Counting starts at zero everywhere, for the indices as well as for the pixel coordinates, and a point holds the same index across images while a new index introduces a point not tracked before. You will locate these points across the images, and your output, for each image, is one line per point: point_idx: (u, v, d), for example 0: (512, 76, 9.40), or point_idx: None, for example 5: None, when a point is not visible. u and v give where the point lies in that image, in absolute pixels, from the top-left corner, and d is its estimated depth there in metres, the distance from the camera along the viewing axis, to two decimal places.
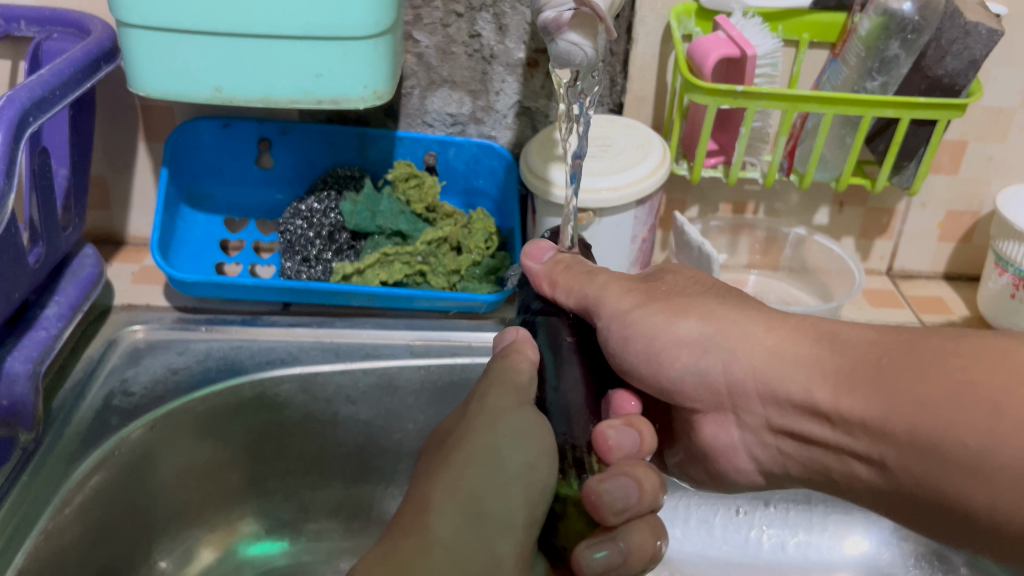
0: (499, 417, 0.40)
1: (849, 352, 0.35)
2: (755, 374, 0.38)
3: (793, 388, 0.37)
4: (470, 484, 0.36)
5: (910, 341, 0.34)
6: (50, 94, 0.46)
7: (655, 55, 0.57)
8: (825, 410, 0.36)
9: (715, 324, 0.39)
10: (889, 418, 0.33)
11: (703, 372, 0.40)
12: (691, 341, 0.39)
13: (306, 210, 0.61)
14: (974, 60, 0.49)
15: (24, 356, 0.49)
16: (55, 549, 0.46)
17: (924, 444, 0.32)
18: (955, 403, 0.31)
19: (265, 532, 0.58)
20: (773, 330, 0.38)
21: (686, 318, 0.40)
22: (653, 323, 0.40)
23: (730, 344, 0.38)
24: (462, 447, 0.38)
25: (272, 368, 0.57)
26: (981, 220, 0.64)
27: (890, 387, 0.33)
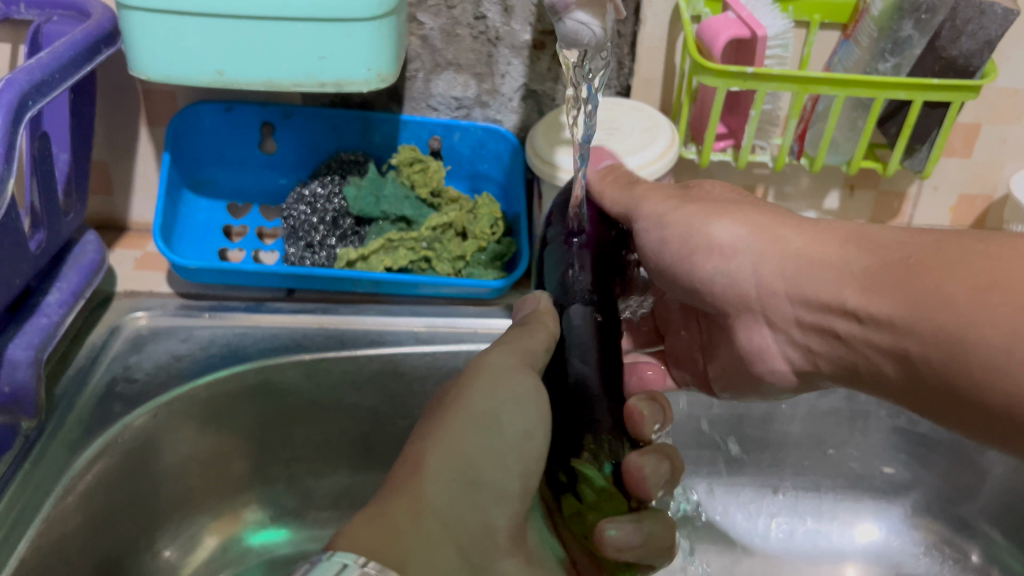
0: (501, 377, 0.39)
1: (878, 251, 0.35)
2: (785, 276, 0.38)
3: (824, 288, 0.37)
4: (466, 447, 0.36)
5: (940, 242, 0.34)
6: (50, 77, 0.46)
7: (663, 37, 0.56)
8: (853, 309, 0.36)
9: (752, 227, 0.40)
10: (913, 319, 0.33)
11: (731, 275, 0.40)
12: (724, 244, 0.40)
13: (310, 195, 0.60)
14: (989, 40, 0.48)
15: (25, 343, 0.48)
16: (56, 537, 0.46)
17: (946, 343, 0.32)
18: (982, 304, 0.31)
19: (271, 519, 0.58)
20: (805, 231, 0.38)
21: (721, 221, 0.40)
22: (692, 224, 0.41)
23: (759, 240, 0.39)
24: (464, 405, 0.38)
25: (277, 355, 0.56)
26: (994, 205, 0.64)
27: (917, 283, 0.33)
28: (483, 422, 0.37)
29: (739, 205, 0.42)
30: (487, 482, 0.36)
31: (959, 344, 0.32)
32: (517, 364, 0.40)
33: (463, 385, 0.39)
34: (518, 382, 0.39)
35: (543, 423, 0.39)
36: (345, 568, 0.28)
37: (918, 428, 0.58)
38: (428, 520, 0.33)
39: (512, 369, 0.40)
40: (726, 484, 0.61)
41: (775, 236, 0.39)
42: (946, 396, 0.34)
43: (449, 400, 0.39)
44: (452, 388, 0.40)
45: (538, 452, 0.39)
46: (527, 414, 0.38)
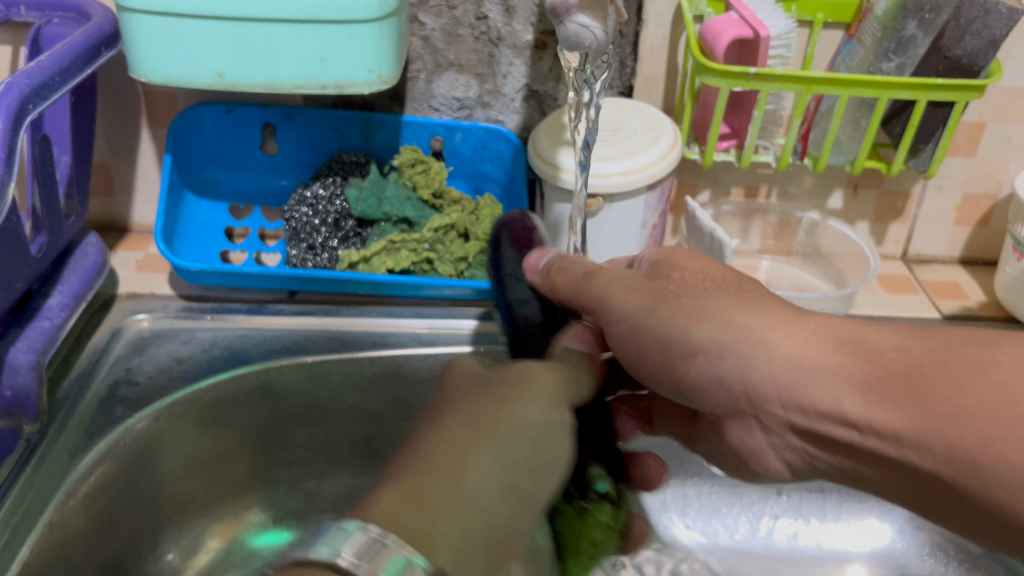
0: (555, 398, 0.36)
1: (877, 358, 0.32)
2: (779, 384, 0.34)
3: (820, 398, 0.33)
4: (513, 456, 0.33)
5: (939, 349, 0.32)
6: (50, 80, 0.45)
7: (666, 37, 0.56)
8: (853, 420, 0.33)
9: (735, 331, 0.35)
10: (923, 434, 0.31)
11: (720, 378, 0.36)
12: (706, 348, 0.36)
13: (312, 197, 0.60)
14: (994, 39, 0.48)
15: (27, 347, 0.48)
16: (59, 541, 0.46)
17: (961, 462, 0.30)
18: (997, 420, 0.29)
19: (273, 521, 0.57)
20: (792, 336, 0.34)
21: (701, 325, 0.36)
22: (669, 328, 0.37)
23: (748, 348, 0.35)
24: (514, 405, 0.34)
25: (278, 357, 0.56)
26: (999, 204, 0.63)
27: (925, 394, 0.31)
28: (533, 432, 0.34)
29: (716, 294, 0.37)
30: (524, 491, 0.33)
31: (975, 459, 0.30)
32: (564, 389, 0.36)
33: (511, 384, 0.35)
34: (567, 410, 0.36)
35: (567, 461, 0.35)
36: (350, 536, 0.27)
37: None
38: (461, 509, 0.30)
39: (562, 396, 0.36)
40: (729, 484, 0.61)
41: (756, 338, 0.35)
42: (971, 515, 0.31)
43: (498, 392, 0.35)
44: (496, 379, 0.36)
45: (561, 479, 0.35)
46: (567, 441, 0.35)
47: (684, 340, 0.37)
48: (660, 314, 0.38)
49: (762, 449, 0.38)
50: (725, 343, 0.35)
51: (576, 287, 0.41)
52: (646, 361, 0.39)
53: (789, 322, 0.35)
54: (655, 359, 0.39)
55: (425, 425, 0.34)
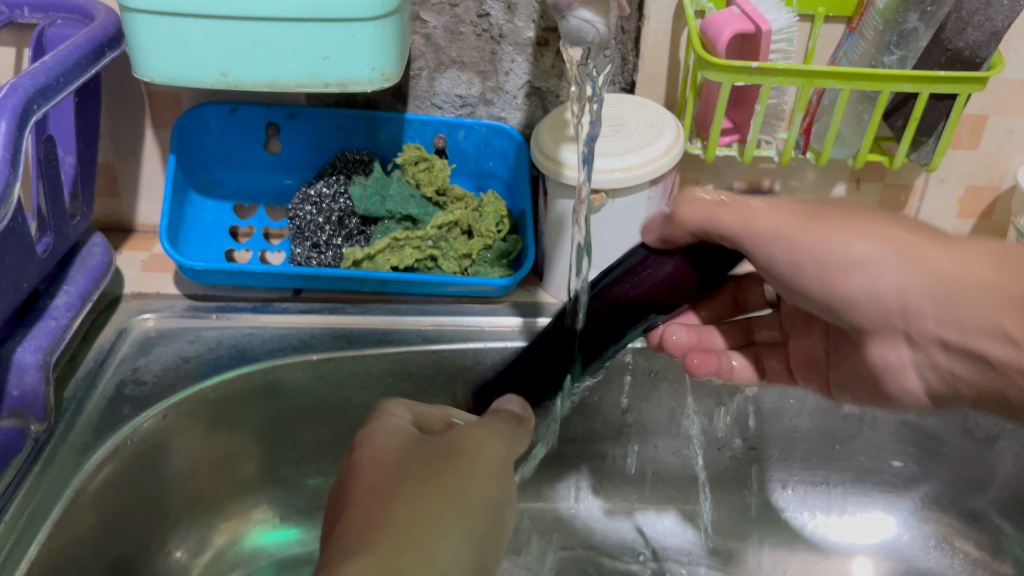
0: (501, 475, 0.37)
1: None
2: (934, 297, 0.35)
3: (977, 313, 0.34)
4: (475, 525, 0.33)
5: None
6: (55, 81, 0.46)
7: (667, 32, 0.56)
8: (1012, 337, 0.34)
9: (898, 245, 0.36)
10: None
11: (875, 294, 0.37)
12: (866, 262, 0.36)
13: (316, 195, 0.61)
14: (996, 31, 0.48)
15: (34, 347, 0.49)
16: (68, 540, 0.46)
17: None
18: None
19: (280, 519, 0.59)
20: (955, 255, 0.35)
21: (861, 238, 0.37)
22: (827, 244, 0.37)
23: (906, 262, 0.36)
24: (469, 482, 0.35)
25: (283, 355, 0.56)
26: (1002, 196, 0.63)
27: None
28: (492, 508, 0.34)
29: (870, 215, 0.38)
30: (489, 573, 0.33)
31: None
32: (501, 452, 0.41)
33: (469, 461, 0.36)
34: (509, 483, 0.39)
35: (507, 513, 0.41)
36: None
37: (925, 423, 0.57)
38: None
39: (503, 468, 0.38)
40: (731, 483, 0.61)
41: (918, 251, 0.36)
42: None
43: (452, 466, 0.35)
44: (445, 455, 0.36)
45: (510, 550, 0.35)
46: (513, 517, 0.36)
47: (836, 257, 0.37)
48: (812, 232, 0.38)
49: (904, 366, 0.39)
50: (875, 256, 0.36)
51: (707, 217, 0.40)
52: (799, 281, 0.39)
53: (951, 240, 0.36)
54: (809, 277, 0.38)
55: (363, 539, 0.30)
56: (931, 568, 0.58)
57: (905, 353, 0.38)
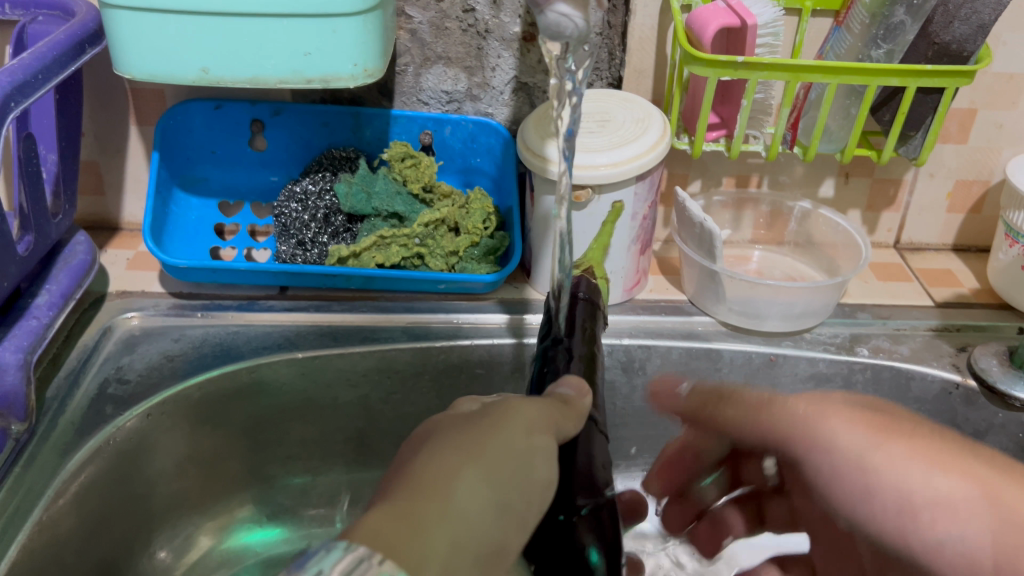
0: (534, 427, 0.36)
1: None
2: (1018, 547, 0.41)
3: None
4: (498, 477, 0.32)
5: None
6: (33, 78, 0.45)
7: (654, 27, 0.56)
8: None
9: (976, 484, 0.43)
10: None
11: (959, 539, 0.44)
12: (949, 499, 0.44)
13: (301, 192, 0.60)
14: (983, 24, 0.48)
15: (14, 346, 0.48)
16: (49, 540, 0.46)
17: None
18: None
19: (267, 518, 0.59)
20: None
21: (947, 475, 0.44)
22: (908, 476, 0.46)
23: (987, 503, 0.43)
24: (497, 436, 0.34)
25: (268, 354, 0.55)
26: (991, 190, 0.63)
27: None
28: (518, 459, 0.34)
29: (946, 448, 0.46)
30: (516, 509, 0.33)
31: None
32: (547, 425, 0.37)
33: (493, 417, 0.36)
34: (547, 442, 0.36)
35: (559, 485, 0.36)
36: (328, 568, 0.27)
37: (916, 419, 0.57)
38: (453, 525, 0.30)
39: (542, 426, 0.36)
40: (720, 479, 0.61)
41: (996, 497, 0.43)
42: None
43: (481, 424, 0.35)
44: (478, 415, 0.36)
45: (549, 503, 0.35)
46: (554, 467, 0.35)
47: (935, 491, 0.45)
48: (887, 453, 0.47)
49: None
50: (953, 496, 0.44)
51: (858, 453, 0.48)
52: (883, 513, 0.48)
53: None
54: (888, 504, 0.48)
55: (409, 456, 0.34)
56: None
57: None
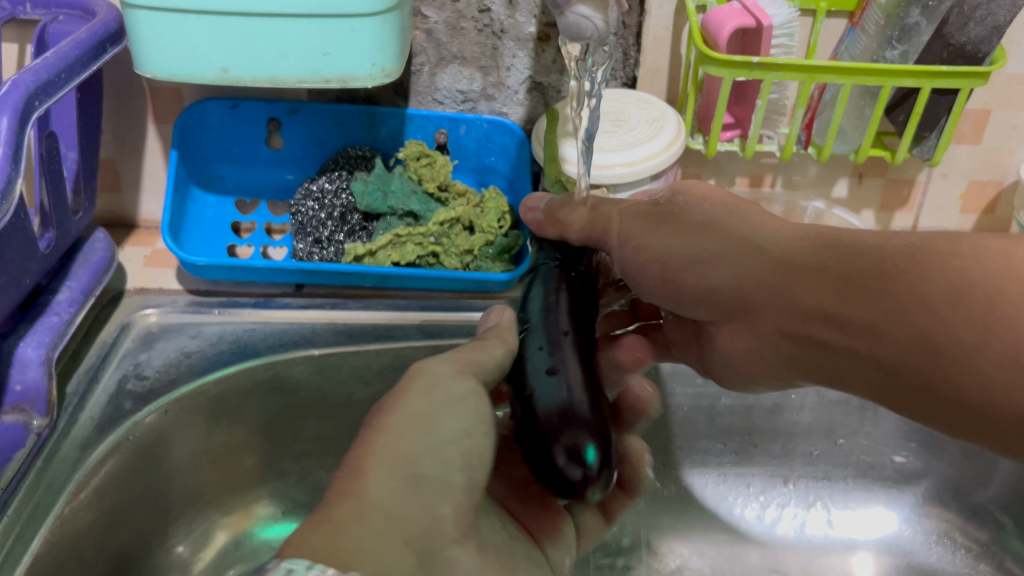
0: (438, 383, 0.36)
1: (857, 258, 0.36)
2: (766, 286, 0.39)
3: (808, 294, 0.37)
4: (402, 447, 0.33)
5: (914, 249, 0.35)
6: (56, 77, 0.46)
7: (669, 27, 0.56)
8: (834, 316, 0.37)
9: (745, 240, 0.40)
10: (889, 324, 0.35)
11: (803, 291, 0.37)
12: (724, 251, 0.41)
13: (318, 191, 0.61)
14: (998, 26, 0.48)
15: (36, 342, 0.49)
16: (71, 533, 0.46)
17: (924, 341, 0.34)
18: (921, 309, 0.34)
19: (282, 513, 0.59)
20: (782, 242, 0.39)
21: (703, 236, 0.42)
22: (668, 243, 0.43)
23: (775, 244, 0.39)
24: (396, 408, 0.35)
25: (286, 350, 0.56)
26: (1005, 191, 0.63)
27: (893, 289, 0.35)
28: (416, 422, 0.34)
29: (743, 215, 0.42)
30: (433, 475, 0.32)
31: (933, 337, 0.33)
32: (459, 373, 0.38)
33: (394, 392, 0.36)
34: (456, 390, 0.36)
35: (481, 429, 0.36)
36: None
37: None
38: (370, 517, 0.29)
39: (451, 377, 0.37)
40: (735, 473, 0.62)
41: (754, 246, 0.40)
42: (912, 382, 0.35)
43: (383, 403, 0.36)
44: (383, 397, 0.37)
45: (482, 454, 0.35)
46: (460, 415, 0.35)
47: (680, 255, 0.42)
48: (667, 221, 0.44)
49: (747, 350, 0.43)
50: (717, 251, 0.41)
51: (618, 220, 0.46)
52: (644, 278, 0.44)
53: (980, 243, 0.34)
54: (653, 275, 0.44)
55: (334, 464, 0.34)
56: (933, 563, 0.58)
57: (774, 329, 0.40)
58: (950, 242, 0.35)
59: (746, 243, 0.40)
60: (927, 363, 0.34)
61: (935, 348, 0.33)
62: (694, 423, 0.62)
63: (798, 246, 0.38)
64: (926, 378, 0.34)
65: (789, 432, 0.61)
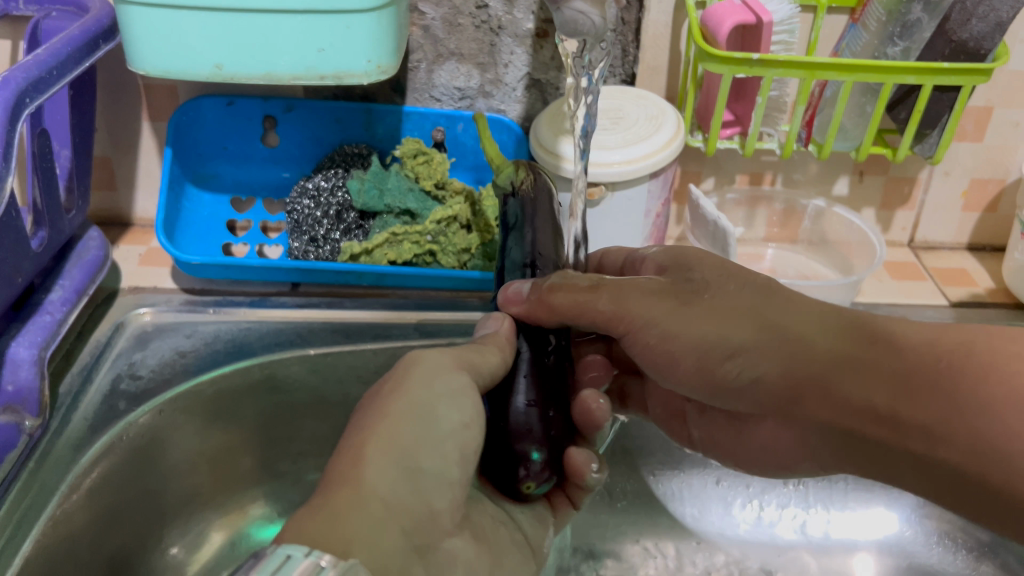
0: (438, 371, 0.37)
1: (908, 356, 0.35)
2: (807, 378, 0.38)
3: (850, 392, 0.37)
4: (409, 435, 0.34)
5: (968, 348, 0.34)
6: (48, 74, 0.45)
7: (668, 23, 0.56)
8: (880, 413, 0.36)
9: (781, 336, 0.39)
10: (947, 427, 0.34)
11: (851, 391, 0.37)
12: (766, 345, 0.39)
13: (313, 188, 0.60)
14: (1001, 22, 0.47)
15: (28, 342, 0.49)
16: (64, 535, 0.46)
17: (982, 448, 0.33)
18: (986, 416, 0.33)
19: (278, 514, 0.58)
20: (827, 334, 0.38)
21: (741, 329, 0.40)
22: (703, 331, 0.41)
23: (811, 325, 0.38)
24: (400, 396, 0.35)
25: (281, 350, 0.56)
26: (1007, 189, 0.63)
27: (955, 393, 0.33)
28: (421, 413, 0.35)
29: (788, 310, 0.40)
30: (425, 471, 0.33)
31: (997, 447, 0.32)
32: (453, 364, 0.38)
33: (397, 375, 0.37)
34: (455, 380, 0.37)
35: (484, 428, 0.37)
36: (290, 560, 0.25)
37: None
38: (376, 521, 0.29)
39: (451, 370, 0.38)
40: (733, 475, 0.61)
41: (795, 339, 0.38)
42: (968, 486, 0.34)
43: (384, 387, 0.36)
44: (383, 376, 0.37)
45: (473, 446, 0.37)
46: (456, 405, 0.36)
47: (721, 344, 0.40)
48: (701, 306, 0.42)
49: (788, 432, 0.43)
50: (758, 345, 0.39)
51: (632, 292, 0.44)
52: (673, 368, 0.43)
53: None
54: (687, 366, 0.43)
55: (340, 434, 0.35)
56: (933, 564, 0.58)
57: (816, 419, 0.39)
58: (1013, 342, 0.34)
59: (777, 329, 0.39)
60: (985, 470, 0.33)
61: (1001, 459, 0.32)
62: None
63: (835, 337, 0.37)
64: (980, 478, 0.33)
65: None
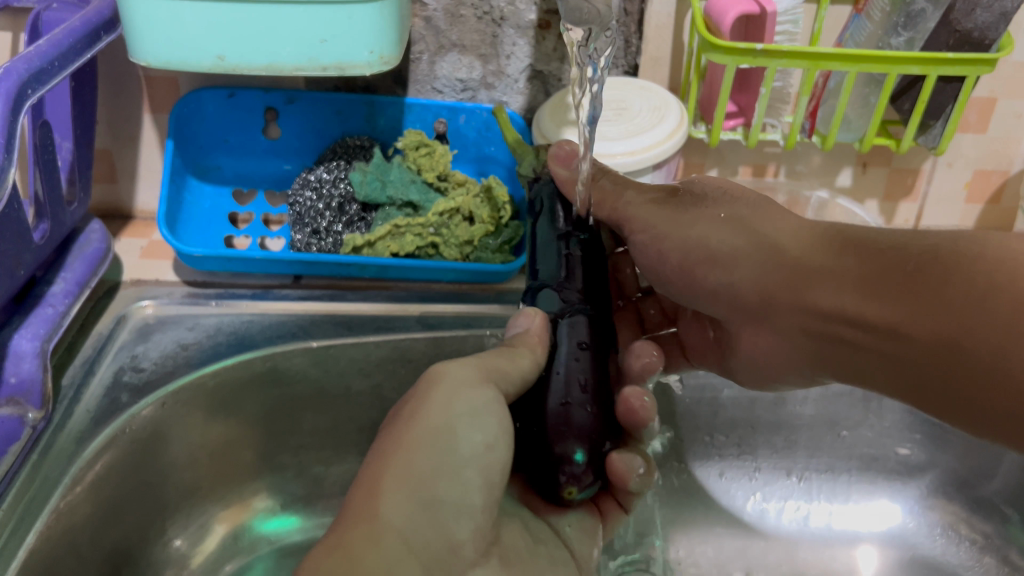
0: (458, 392, 0.37)
1: (879, 256, 0.38)
2: (787, 282, 0.42)
3: (822, 296, 0.40)
4: (424, 468, 0.34)
5: (937, 247, 0.36)
6: (49, 65, 0.45)
7: (671, 14, 0.55)
8: (851, 314, 0.39)
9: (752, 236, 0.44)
10: (907, 324, 0.37)
11: (824, 294, 0.40)
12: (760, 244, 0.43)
13: (315, 180, 0.60)
14: (1006, 12, 0.47)
15: (31, 334, 0.48)
16: (66, 527, 0.46)
17: (943, 341, 0.35)
18: (944, 305, 0.35)
19: (281, 506, 0.58)
20: (797, 237, 0.42)
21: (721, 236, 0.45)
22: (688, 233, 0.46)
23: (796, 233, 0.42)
24: (416, 427, 0.36)
25: (283, 343, 0.55)
26: (1011, 180, 0.63)
27: (918, 286, 0.36)
28: (437, 443, 0.35)
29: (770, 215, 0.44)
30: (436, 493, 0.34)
31: (956, 339, 0.35)
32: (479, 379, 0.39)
33: (416, 397, 0.37)
34: (480, 396, 0.38)
35: (501, 438, 0.38)
36: None
37: None
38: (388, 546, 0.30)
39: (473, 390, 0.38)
40: (738, 463, 0.61)
41: (771, 244, 0.43)
42: (934, 379, 0.37)
43: (402, 416, 0.37)
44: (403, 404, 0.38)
45: (496, 467, 0.38)
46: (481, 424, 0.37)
47: (703, 248, 0.45)
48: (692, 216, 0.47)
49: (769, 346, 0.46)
50: (742, 248, 0.44)
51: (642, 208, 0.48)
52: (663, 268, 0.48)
53: (1007, 245, 0.34)
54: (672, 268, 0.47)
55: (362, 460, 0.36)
56: (936, 555, 0.58)
57: (795, 324, 0.43)
58: (982, 239, 0.35)
59: (758, 236, 0.43)
60: (946, 360, 0.36)
61: (960, 348, 0.35)
62: (696, 416, 0.61)
63: (811, 243, 0.41)
64: (944, 368, 0.36)
65: (791, 424, 0.61)
